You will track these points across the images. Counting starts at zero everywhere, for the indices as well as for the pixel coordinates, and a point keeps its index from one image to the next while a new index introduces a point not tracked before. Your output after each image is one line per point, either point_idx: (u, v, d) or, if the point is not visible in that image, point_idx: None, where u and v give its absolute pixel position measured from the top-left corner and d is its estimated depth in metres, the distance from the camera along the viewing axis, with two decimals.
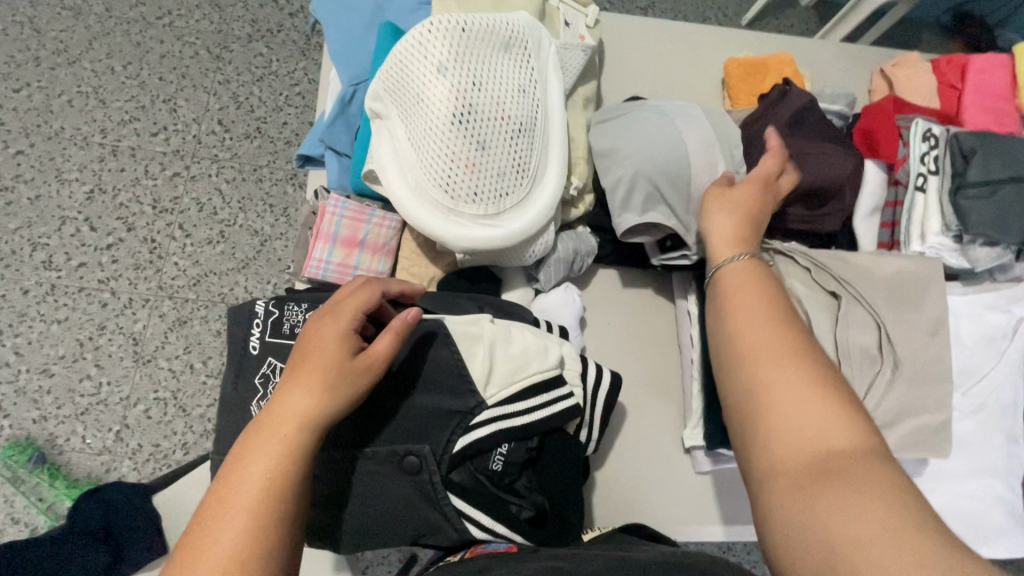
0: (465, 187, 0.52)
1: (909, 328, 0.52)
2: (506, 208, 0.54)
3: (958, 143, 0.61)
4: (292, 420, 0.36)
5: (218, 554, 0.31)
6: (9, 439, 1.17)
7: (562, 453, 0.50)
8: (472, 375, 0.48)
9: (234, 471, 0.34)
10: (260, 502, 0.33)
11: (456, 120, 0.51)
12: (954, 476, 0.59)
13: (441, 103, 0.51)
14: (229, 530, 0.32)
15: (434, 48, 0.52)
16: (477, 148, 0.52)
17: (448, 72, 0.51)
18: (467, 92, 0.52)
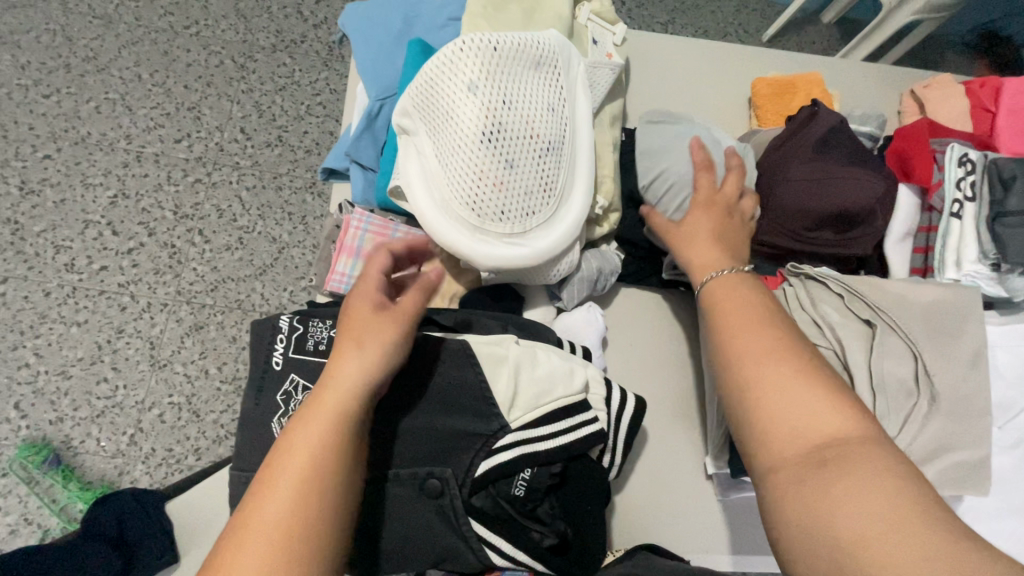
0: (492, 205, 0.52)
1: (948, 360, 0.50)
2: (532, 227, 0.54)
3: (997, 169, 0.59)
4: (340, 392, 0.37)
5: (270, 521, 0.32)
6: (26, 440, 1.18)
7: (587, 480, 0.49)
8: (497, 398, 0.47)
9: (285, 442, 0.35)
10: (312, 473, 0.33)
11: (486, 137, 0.51)
12: (990, 513, 0.57)
13: (471, 121, 0.51)
14: (281, 498, 0.32)
15: (466, 67, 0.52)
16: (505, 166, 0.52)
17: (479, 90, 0.51)
18: (498, 110, 0.51)
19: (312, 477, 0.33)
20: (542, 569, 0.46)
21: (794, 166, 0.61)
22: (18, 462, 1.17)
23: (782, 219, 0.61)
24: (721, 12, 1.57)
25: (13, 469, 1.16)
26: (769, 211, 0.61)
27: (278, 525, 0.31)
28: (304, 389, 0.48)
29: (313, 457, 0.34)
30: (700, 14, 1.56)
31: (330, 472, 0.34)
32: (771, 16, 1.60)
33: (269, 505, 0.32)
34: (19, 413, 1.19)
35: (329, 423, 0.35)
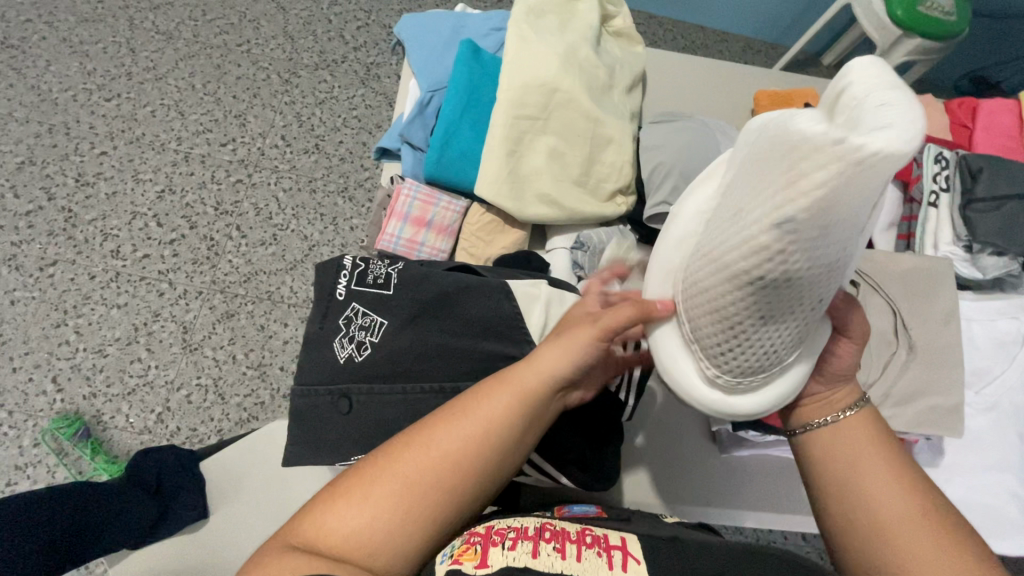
0: (719, 360, 0.35)
1: (923, 316, 0.57)
2: (770, 390, 0.36)
3: (967, 164, 0.68)
4: (529, 380, 0.41)
5: (444, 448, 0.38)
6: (60, 412, 1.24)
7: (599, 405, 0.57)
8: (529, 328, 0.55)
9: (476, 400, 0.41)
10: (463, 450, 0.39)
11: (756, 286, 0.31)
12: (966, 470, 0.63)
13: (743, 265, 0.30)
14: (444, 445, 0.38)
15: (806, 183, 0.27)
16: (764, 321, 0.32)
17: (799, 222, 0.28)
18: (805, 258, 0.29)
19: (459, 462, 0.38)
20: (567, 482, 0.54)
21: None
22: (50, 433, 1.21)
23: None
24: (729, 51, 1.71)
25: (44, 439, 1.21)
26: None
27: (423, 472, 0.37)
28: (363, 315, 0.56)
29: (468, 439, 0.39)
30: (709, 52, 1.70)
31: (471, 460, 0.39)
32: (774, 57, 1.73)
33: (422, 453, 0.38)
34: (55, 386, 1.26)
35: (496, 416, 0.40)
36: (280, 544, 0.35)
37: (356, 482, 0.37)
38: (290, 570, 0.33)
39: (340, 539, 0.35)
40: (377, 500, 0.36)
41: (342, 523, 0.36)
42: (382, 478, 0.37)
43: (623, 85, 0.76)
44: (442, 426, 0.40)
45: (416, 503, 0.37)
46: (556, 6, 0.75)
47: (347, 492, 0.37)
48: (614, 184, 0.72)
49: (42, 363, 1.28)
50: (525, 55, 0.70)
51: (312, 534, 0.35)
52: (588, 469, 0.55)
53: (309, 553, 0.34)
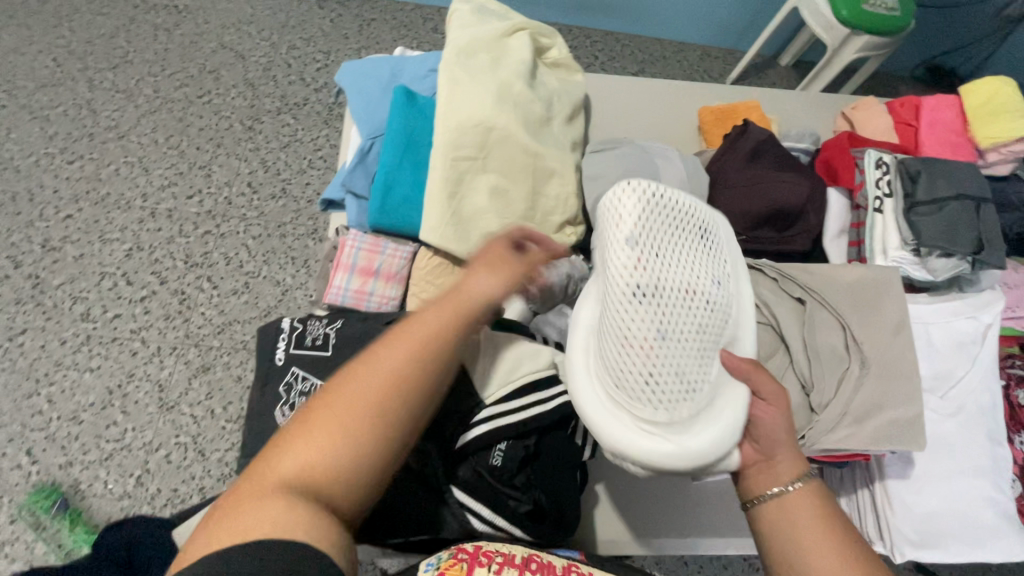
0: (641, 388, 0.42)
1: (872, 329, 0.57)
2: (697, 412, 0.43)
3: (907, 169, 0.68)
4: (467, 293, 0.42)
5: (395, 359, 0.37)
6: (36, 485, 1.20)
7: (556, 452, 0.54)
8: (472, 378, 0.53)
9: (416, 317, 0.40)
10: (417, 356, 0.37)
11: (638, 301, 0.41)
12: (941, 478, 0.61)
13: (623, 290, 0.41)
14: (393, 357, 0.37)
15: (624, 221, 0.43)
16: (658, 336, 0.41)
17: (638, 247, 0.42)
18: (658, 271, 0.42)
19: (411, 366, 0.37)
20: (520, 534, 0.51)
21: (733, 174, 0.70)
22: (27, 507, 1.18)
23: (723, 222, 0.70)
24: (686, 61, 1.72)
25: (22, 515, 1.18)
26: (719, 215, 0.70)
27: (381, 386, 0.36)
28: (303, 379, 0.55)
29: (424, 349, 0.38)
30: (667, 63, 1.72)
31: (428, 362, 0.37)
32: (731, 63, 1.75)
33: (371, 367, 0.36)
34: (30, 458, 1.23)
35: (445, 327, 0.39)
36: (233, 498, 0.32)
37: (310, 414, 0.35)
38: (265, 524, 0.30)
39: (311, 476, 0.33)
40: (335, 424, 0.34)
41: (304, 456, 0.33)
42: (339, 403, 0.35)
43: (562, 116, 0.76)
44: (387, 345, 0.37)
45: (375, 414, 0.35)
46: (487, 44, 0.75)
47: (307, 428, 0.34)
48: (561, 217, 0.72)
49: (15, 437, 1.24)
50: (460, 96, 0.70)
51: (271, 480, 0.32)
52: (543, 519, 0.52)
53: (281, 495, 0.31)
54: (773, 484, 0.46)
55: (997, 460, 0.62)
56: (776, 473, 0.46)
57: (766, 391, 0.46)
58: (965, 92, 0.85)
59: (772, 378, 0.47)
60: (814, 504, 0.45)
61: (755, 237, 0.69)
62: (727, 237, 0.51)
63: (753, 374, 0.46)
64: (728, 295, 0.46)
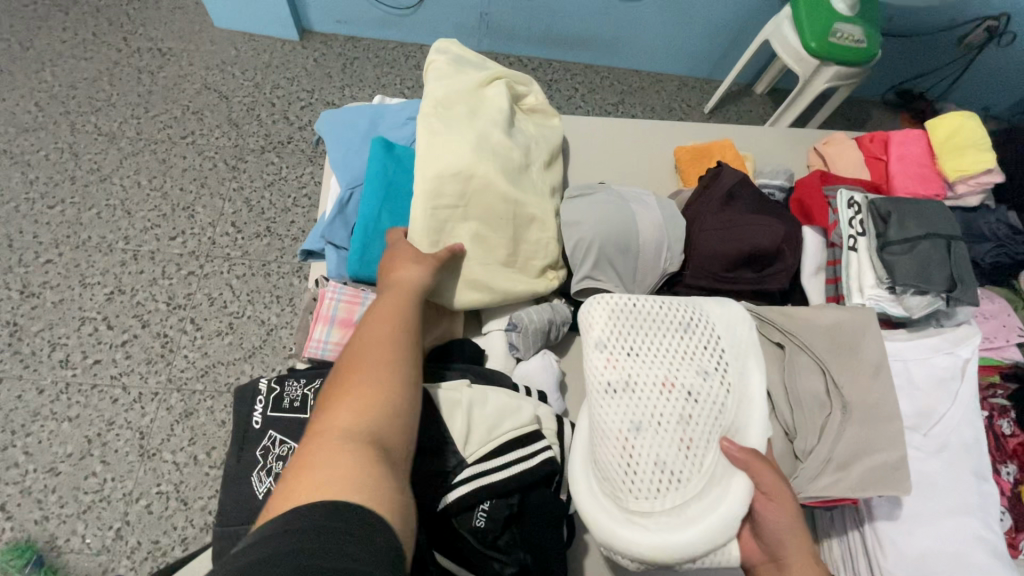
0: (623, 481, 0.43)
1: (853, 372, 0.57)
2: (685, 503, 0.43)
3: (878, 208, 0.69)
4: (406, 288, 0.58)
5: (371, 342, 0.49)
6: (9, 543, 1.16)
7: (540, 510, 0.53)
8: (452, 436, 0.52)
9: (373, 317, 0.53)
10: (385, 333, 0.50)
11: (610, 396, 0.45)
12: (930, 519, 0.61)
13: (595, 389, 0.46)
14: (370, 340, 0.49)
15: (594, 327, 0.48)
16: (633, 428, 0.44)
17: (607, 350, 0.46)
18: (628, 367, 0.46)
19: (393, 348, 0.49)
20: None
21: (710, 216, 0.71)
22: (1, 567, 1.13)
23: (703, 263, 0.70)
24: (664, 91, 1.76)
25: None
26: (697, 257, 0.71)
27: (373, 358, 0.47)
28: (281, 443, 0.54)
29: (387, 328, 0.51)
30: (646, 94, 1.76)
31: (396, 334, 0.51)
32: (708, 92, 1.79)
33: (363, 355, 0.47)
34: (4, 514, 1.18)
35: (396, 312, 0.54)
36: (294, 469, 0.37)
37: (332, 399, 0.44)
38: (347, 458, 0.37)
39: (352, 427, 0.41)
40: (354, 395, 0.43)
41: (341, 421, 0.41)
42: (350, 381, 0.45)
43: (540, 161, 0.77)
44: (362, 341, 0.50)
45: (383, 379, 0.45)
46: (465, 95, 0.76)
47: (336, 404, 0.43)
48: (543, 262, 0.72)
49: None
50: (438, 146, 0.70)
51: (324, 445, 0.39)
52: None
53: (340, 446, 0.39)
54: None
55: (984, 498, 0.62)
56: None
57: (767, 486, 0.43)
58: (930, 126, 0.87)
59: (772, 469, 0.44)
60: None
61: (733, 278, 0.70)
62: (726, 321, 0.50)
63: (752, 464, 0.44)
64: (721, 384, 0.46)
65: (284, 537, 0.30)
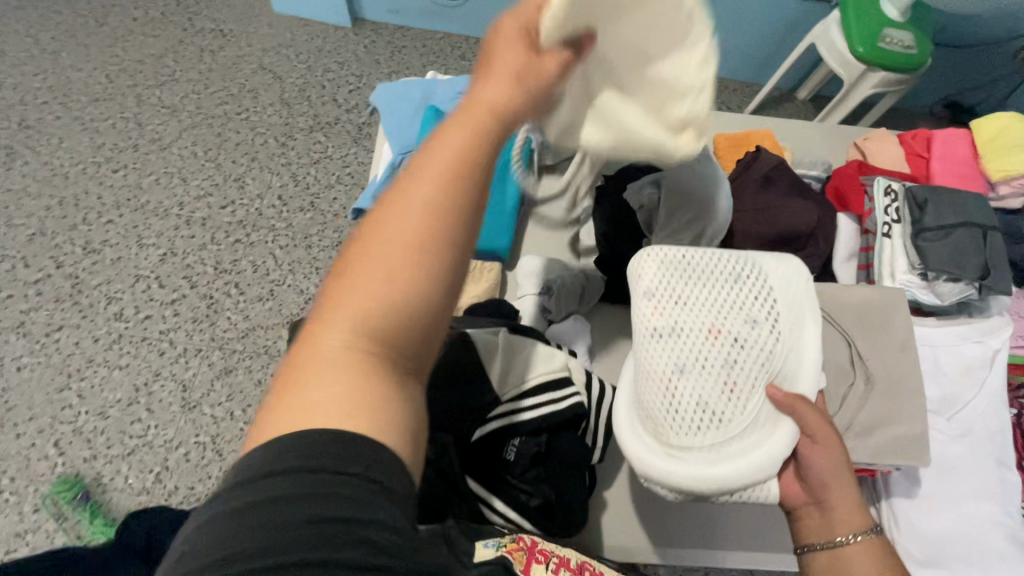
0: (663, 419, 0.45)
1: (879, 347, 0.59)
2: (726, 441, 0.45)
3: (915, 197, 0.70)
4: (478, 112, 0.36)
5: (413, 194, 0.33)
6: (60, 476, 1.24)
7: (566, 451, 0.56)
8: (489, 376, 0.56)
9: (424, 152, 0.35)
10: (433, 185, 0.33)
11: (655, 339, 0.46)
12: (948, 499, 0.62)
13: (640, 333, 0.48)
14: (409, 193, 0.33)
15: (642, 276, 0.49)
16: (677, 370, 0.45)
17: (654, 295, 0.48)
18: (676, 313, 0.47)
19: (443, 217, 0.32)
20: (530, 526, 0.54)
21: (748, 197, 0.73)
22: (50, 498, 1.22)
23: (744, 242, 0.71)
24: None
25: (44, 505, 1.22)
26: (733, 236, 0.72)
27: (408, 230, 0.32)
28: None
29: (437, 177, 0.33)
30: None
31: (450, 189, 0.33)
32: (749, 95, 1.79)
33: (397, 223, 0.32)
34: (57, 450, 1.27)
35: (458, 148, 0.34)
36: (290, 376, 0.30)
37: (343, 277, 0.32)
38: (332, 380, 0.29)
39: (362, 332, 0.30)
40: (378, 283, 0.31)
41: (348, 326, 0.30)
42: (364, 257, 0.32)
43: None
44: (399, 189, 0.33)
45: (414, 267, 0.31)
46: None
47: (342, 289, 0.31)
48: (686, 105, 0.47)
49: (45, 428, 1.29)
50: None
51: (331, 353, 0.30)
52: (551, 515, 0.54)
53: (343, 360, 0.30)
54: (824, 531, 0.47)
55: (1005, 485, 0.63)
56: (828, 521, 0.47)
57: (815, 429, 0.46)
58: (976, 126, 0.88)
59: (819, 415, 0.46)
60: (876, 554, 0.46)
61: None
62: (783, 273, 0.49)
63: (798, 408, 0.45)
64: (772, 331, 0.46)
65: (277, 482, 0.26)
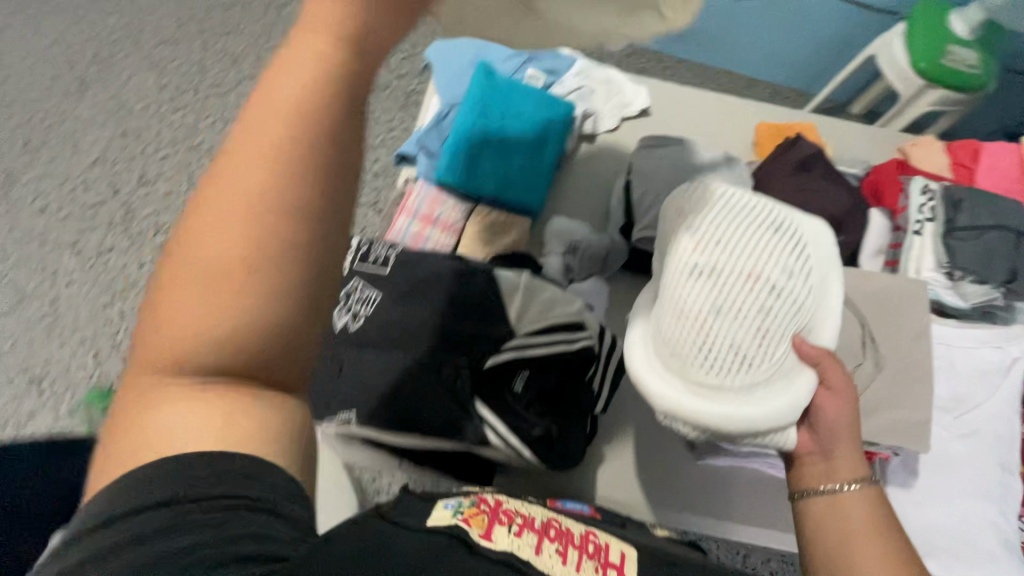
0: (695, 357, 0.45)
1: (893, 334, 0.59)
2: (752, 386, 0.45)
3: (951, 197, 0.69)
4: (294, 83, 0.27)
5: (231, 203, 0.27)
6: (94, 385, 1.31)
7: (572, 392, 0.59)
8: (509, 310, 0.59)
9: (237, 144, 0.27)
10: (249, 195, 0.27)
11: (694, 277, 0.45)
12: (943, 495, 0.62)
13: (677, 270, 0.46)
14: (225, 203, 0.27)
15: (682, 213, 0.48)
16: (713, 310, 0.45)
17: (695, 234, 0.46)
18: (718, 255, 0.45)
19: (266, 236, 0.27)
20: (530, 454, 0.56)
21: (780, 182, 0.74)
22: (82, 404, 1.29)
23: None
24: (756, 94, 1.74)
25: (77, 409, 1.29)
26: None
27: (227, 254, 0.27)
28: (361, 290, 0.61)
29: (251, 186, 0.27)
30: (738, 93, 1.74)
31: (269, 200, 0.27)
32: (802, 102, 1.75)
33: (214, 250, 0.27)
34: (93, 362, 1.33)
35: (271, 139, 0.27)
36: (133, 410, 0.31)
37: (164, 308, 0.29)
38: (171, 420, 0.30)
39: (196, 370, 0.29)
40: (193, 328, 0.28)
41: (181, 368, 0.29)
42: (181, 286, 0.28)
43: None
44: (216, 198, 0.27)
45: (236, 301, 0.27)
46: None
47: (164, 322, 0.29)
48: None
49: (84, 340, 1.35)
50: None
51: (173, 397, 0.30)
52: (552, 448, 0.57)
53: (180, 401, 0.30)
54: (824, 479, 0.48)
55: (1006, 489, 0.63)
56: (831, 470, 0.48)
57: (834, 381, 0.47)
58: None
59: (842, 368, 0.48)
60: (869, 505, 0.46)
61: None
62: (817, 230, 0.50)
63: (824, 361, 0.47)
64: (806, 284, 0.46)
65: (151, 509, 0.30)
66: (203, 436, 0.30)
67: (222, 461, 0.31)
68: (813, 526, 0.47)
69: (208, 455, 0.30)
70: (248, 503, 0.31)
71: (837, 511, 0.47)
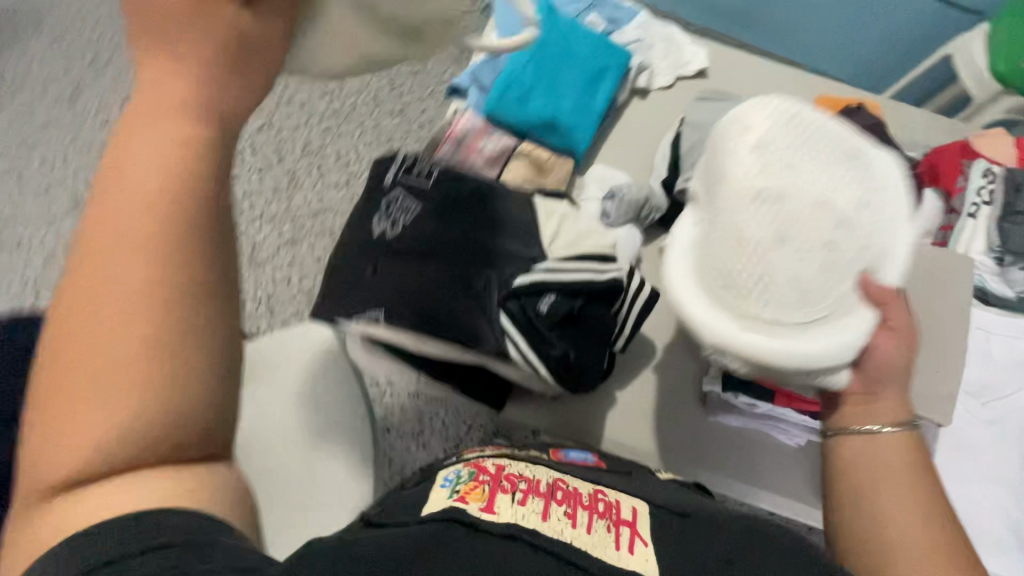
0: (751, 288, 0.44)
1: (932, 307, 0.58)
2: (808, 323, 0.45)
3: (1014, 180, 0.67)
4: (163, 128, 0.27)
5: (126, 259, 0.27)
6: None
7: (593, 319, 0.60)
8: (542, 234, 0.62)
9: (116, 201, 0.27)
10: (142, 246, 0.27)
11: (755, 204, 0.44)
12: (959, 477, 0.61)
13: (736, 195, 0.45)
14: (116, 266, 0.27)
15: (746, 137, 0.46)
16: (776, 239, 0.44)
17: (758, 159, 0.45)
18: (782, 183, 0.44)
19: (169, 289, 0.27)
20: (546, 373, 0.57)
21: None
22: None
23: None
24: None
25: None
26: None
27: (128, 314, 0.27)
28: (402, 199, 0.62)
29: (142, 238, 0.27)
30: None
31: (164, 248, 0.27)
32: None
33: (114, 320, 0.27)
34: None
35: (155, 188, 0.27)
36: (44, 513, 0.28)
37: (57, 405, 0.27)
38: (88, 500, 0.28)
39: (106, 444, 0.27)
40: (97, 403, 0.27)
41: (87, 451, 0.27)
42: (82, 362, 0.27)
43: None
44: (104, 263, 0.27)
45: (147, 359, 0.27)
46: None
47: (60, 412, 0.27)
48: None
49: None
50: None
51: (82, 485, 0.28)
52: (569, 371, 0.59)
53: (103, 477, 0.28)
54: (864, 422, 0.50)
55: None
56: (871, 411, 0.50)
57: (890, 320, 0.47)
58: None
59: (901, 309, 0.47)
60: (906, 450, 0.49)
61: None
62: (886, 168, 0.48)
63: (885, 299, 0.46)
64: (872, 220, 0.45)
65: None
66: (141, 501, 0.28)
67: (173, 517, 0.29)
68: (848, 463, 0.50)
69: (147, 519, 0.28)
70: (192, 544, 0.28)
71: (869, 459, 0.50)
